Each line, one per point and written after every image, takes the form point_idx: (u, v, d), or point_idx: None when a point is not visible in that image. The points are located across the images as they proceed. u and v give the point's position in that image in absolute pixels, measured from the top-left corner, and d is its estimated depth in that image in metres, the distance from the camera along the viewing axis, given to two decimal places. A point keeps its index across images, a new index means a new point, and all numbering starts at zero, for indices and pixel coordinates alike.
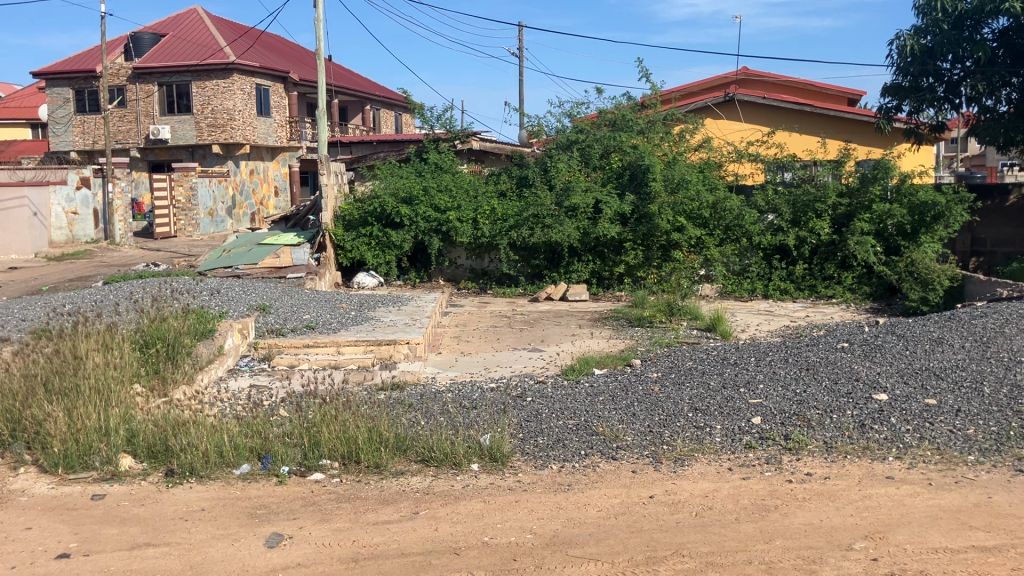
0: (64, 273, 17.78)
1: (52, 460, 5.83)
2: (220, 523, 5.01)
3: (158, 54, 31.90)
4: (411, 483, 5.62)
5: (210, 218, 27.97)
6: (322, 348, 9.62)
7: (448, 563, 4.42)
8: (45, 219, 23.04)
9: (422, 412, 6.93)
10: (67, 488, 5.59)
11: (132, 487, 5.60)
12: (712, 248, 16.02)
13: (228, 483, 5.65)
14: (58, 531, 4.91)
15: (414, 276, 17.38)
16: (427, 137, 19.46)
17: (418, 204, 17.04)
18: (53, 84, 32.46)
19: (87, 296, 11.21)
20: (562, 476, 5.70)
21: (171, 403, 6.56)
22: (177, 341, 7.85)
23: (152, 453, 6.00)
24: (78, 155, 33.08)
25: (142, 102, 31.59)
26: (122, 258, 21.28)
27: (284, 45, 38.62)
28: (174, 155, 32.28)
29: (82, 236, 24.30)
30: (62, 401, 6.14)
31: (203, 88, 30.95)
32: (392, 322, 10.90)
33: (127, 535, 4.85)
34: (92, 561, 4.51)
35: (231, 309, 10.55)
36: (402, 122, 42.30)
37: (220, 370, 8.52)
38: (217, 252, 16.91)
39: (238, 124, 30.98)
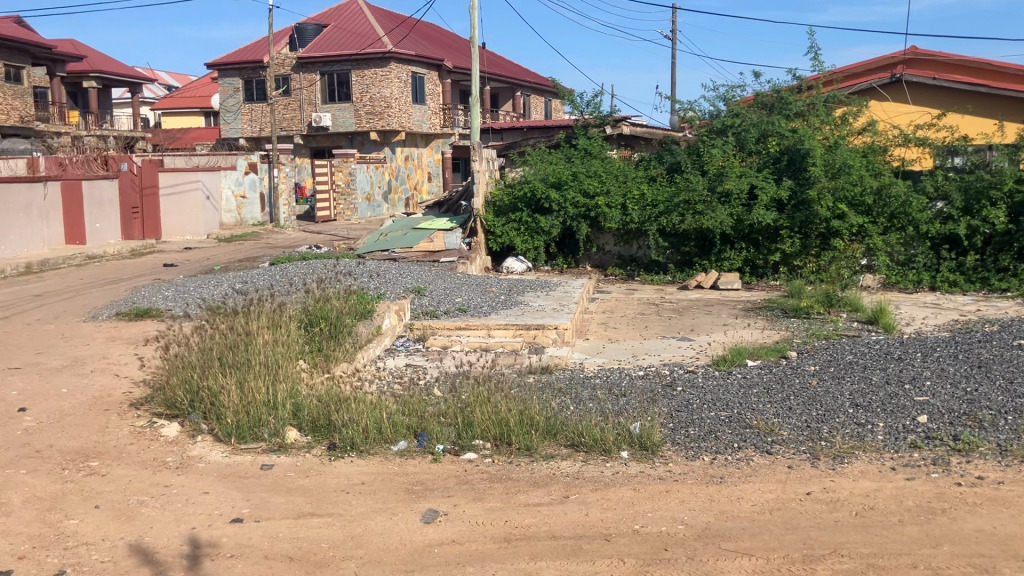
0: (234, 253, 18.86)
1: (227, 430, 6.19)
2: (379, 497, 5.22)
3: (320, 44, 33.19)
4: (562, 467, 5.66)
5: (366, 203, 29.05)
6: (472, 331, 9.80)
7: (599, 549, 4.44)
8: (217, 202, 24.35)
9: (572, 397, 6.97)
10: (239, 457, 5.93)
11: (298, 459, 5.90)
12: (876, 237, 15.37)
13: (387, 458, 5.86)
14: (233, 497, 5.23)
15: (562, 261, 17.42)
16: (577, 122, 19.41)
17: (567, 189, 16.99)
18: (224, 74, 34.37)
19: (257, 276, 11.83)
20: (714, 468, 5.61)
21: (333, 380, 6.81)
22: (339, 320, 8.20)
23: (315, 426, 6.29)
24: (246, 142, 34.85)
25: (305, 90, 33.00)
26: (286, 240, 22.31)
27: (439, 34, 39.42)
28: (334, 142, 33.44)
29: (250, 218, 25.73)
30: (236, 374, 6.47)
31: (363, 76, 32.08)
32: (540, 306, 10.98)
33: (294, 504, 5.12)
34: (263, 527, 4.80)
35: (388, 291, 10.92)
36: (552, 108, 42.48)
37: (377, 349, 8.82)
38: (373, 235, 17.50)
39: (394, 111, 31.88)
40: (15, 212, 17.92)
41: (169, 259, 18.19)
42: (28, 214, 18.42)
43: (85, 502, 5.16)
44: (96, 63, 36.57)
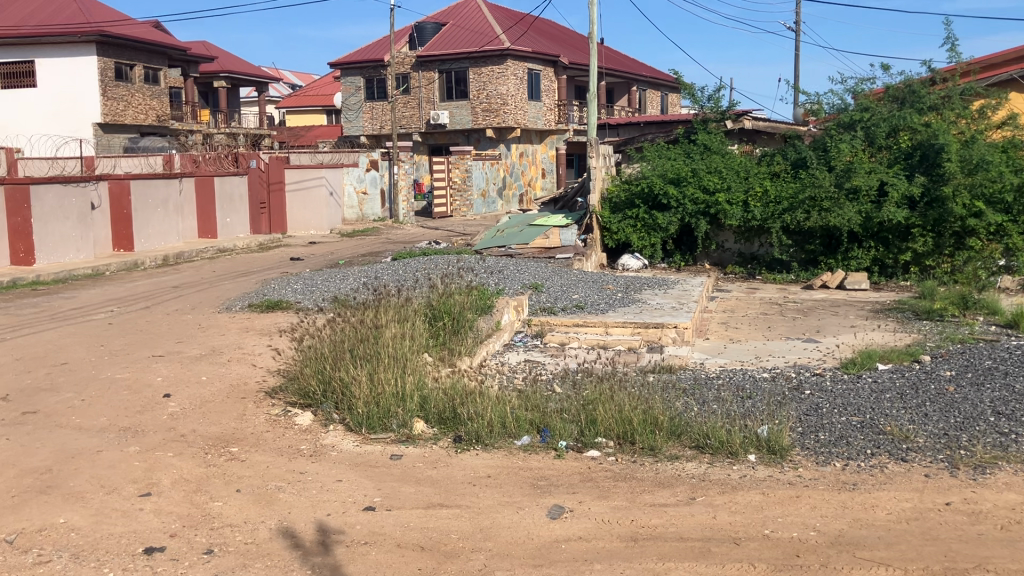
0: (357, 248, 19.39)
1: (357, 420, 6.39)
2: (505, 490, 5.29)
3: (439, 42, 33.71)
4: (687, 468, 5.61)
5: (482, 199, 29.44)
6: (591, 328, 9.80)
7: (729, 552, 4.39)
8: (339, 198, 25.05)
9: (696, 398, 6.88)
10: (369, 446, 6.11)
11: (425, 450, 6.03)
12: (1016, 236, 14.62)
13: (511, 453, 5.93)
14: (365, 485, 5.40)
15: (679, 258, 17.20)
16: (696, 117, 19.13)
17: (686, 185, 16.75)
18: (347, 74, 35.36)
19: (381, 271, 12.14)
20: (846, 475, 5.45)
21: (458, 374, 6.93)
22: (461, 314, 8.34)
23: (441, 419, 6.42)
24: (367, 139, 35.75)
25: (424, 89, 33.61)
26: (406, 235, 22.79)
27: (556, 29, 39.45)
28: (451, 139, 33.95)
29: (371, 214, 26.39)
30: (366, 366, 6.66)
31: (480, 74, 32.45)
32: (659, 305, 10.88)
33: (423, 494, 5.25)
34: (394, 516, 4.94)
35: (507, 287, 11.03)
36: (668, 103, 41.98)
37: (497, 345, 8.92)
38: (491, 231, 17.69)
39: (510, 108, 32.14)
40: (154, 208, 18.94)
41: (296, 253, 18.83)
42: (166, 209, 19.42)
43: (228, 485, 5.44)
44: (227, 64, 38.17)
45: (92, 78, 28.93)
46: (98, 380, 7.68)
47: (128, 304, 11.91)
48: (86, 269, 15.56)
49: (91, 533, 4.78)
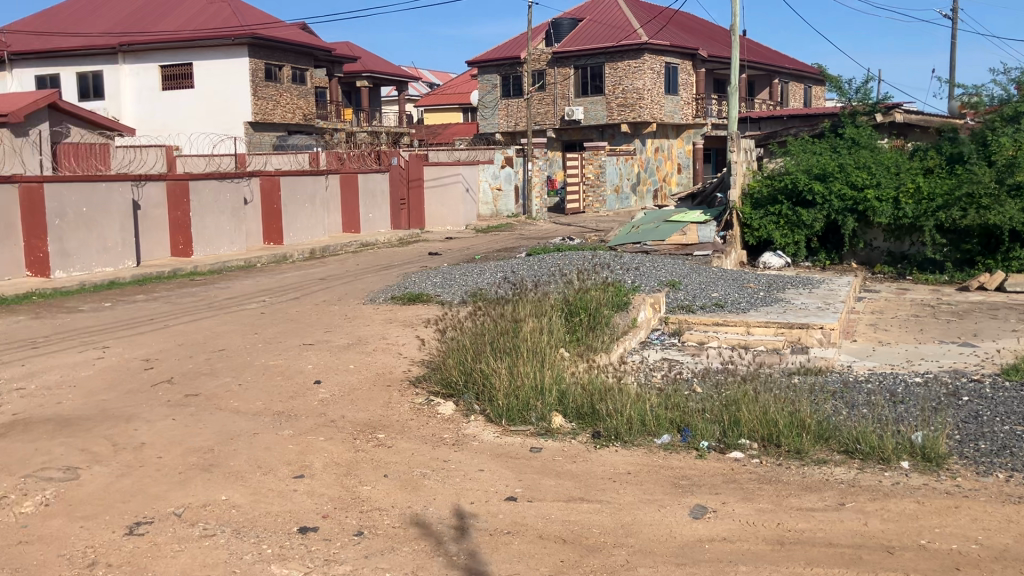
0: (492, 244, 19.63)
1: (498, 412, 6.49)
2: (646, 488, 5.26)
3: (575, 38, 33.72)
4: (836, 473, 5.43)
5: (615, 195, 29.35)
6: (731, 327, 9.61)
7: (882, 561, 4.23)
8: (474, 194, 25.34)
9: (844, 401, 6.65)
10: (510, 438, 6.20)
11: (565, 444, 6.07)
12: None
13: (651, 451, 5.89)
14: (506, 476, 5.49)
15: (823, 257, 16.63)
16: (844, 110, 18.49)
17: (832, 181, 16.18)
18: (484, 71, 35.92)
19: (519, 266, 12.27)
20: (1011, 487, 5.16)
21: (596, 369, 6.93)
22: (599, 310, 8.34)
23: (580, 414, 6.44)
24: (502, 136, 36.17)
25: (560, 85, 33.70)
26: (540, 231, 22.93)
27: (695, 23, 38.79)
28: (586, 135, 33.92)
29: (505, 210, 26.68)
30: (506, 359, 6.74)
31: (616, 69, 32.30)
32: (803, 305, 10.56)
33: (564, 488, 5.29)
34: (536, 507, 5.00)
35: (644, 284, 10.95)
36: (812, 96, 40.63)
37: (634, 342, 8.86)
38: (626, 227, 17.60)
39: (646, 102, 31.88)
40: (301, 203, 19.76)
41: (434, 248, 19.25)
42: (312, 204, 20.21)
43: (376, 470, 5.64)
44: (369, 64, 39.36)
45: (245, 79, 30.39)
46: (253, 366, 8.09)
47: (278, 294, 12.47)
48: (239, 261, 16.39)
49: (250, 510, 5.04)
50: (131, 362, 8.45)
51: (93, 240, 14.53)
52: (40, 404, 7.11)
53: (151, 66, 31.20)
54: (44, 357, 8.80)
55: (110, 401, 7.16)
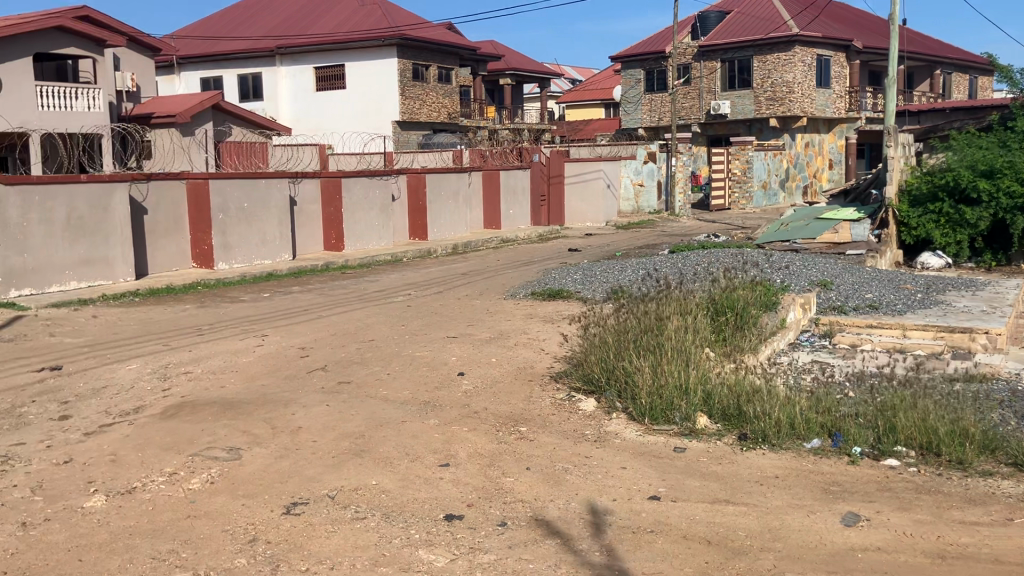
0: (635, 240, 19.48)
1: (640, 410, 6.45)
2: (795, 492, 5.11)
3: (723, 31, 32.99)
4: (1002, 487, 5.11)
5: (762, 191, 28.61)
6: (886, 330, 9.21)
7: None
8: (616, 190, 25.14)
9: (1012, 411, 6.26)
10: (652, 437, 6.15)
11: (709, 445, 5.97)
12: None
13: (799, 455, 5.72)
14: (649, 475, 5.45)
15: (989, 258, 15.64)
16: (1015, 101, 17.44)
17: (1000, 177, 15.20)
18: (628, 66, 35.71)
19: (664, 263, 12.14)
20: None
21: (742, 370, 6.77)
22: (746, 310, 8.14)
23: (726, 415, 6.32)
24: (645, 131, 35.85)
25: (706, 79, 33.08)
26: (684, 228, 22.59)
27: (851, 12, 37.31)
28: (732, 130, 33.19)
29: (646, 207, 26.50)
30: (649, 357, 6.66)
31: (765, 62, 31.47)
32: (967, 308, 9.99)
33: (708, 489, 5.20)
34: (679, 507, 4.95)
35: (793, 283, 10.64)
36: (978, 87, 38.34)
37: (782, 343, 8.61)
38: (774, 225, 17.13)
39: (797, 96, 30.93)
40: (445, 199, 20.20)
41: (576, 244, 19.27)
42: (456, 201, 20.62)
43: (519, 463, 5.71)
44: (513, 61, 39.79)
45: (393, 79, 31.32)
46: (400, 356, 8.34)
47: (424, 288, 12.80)
48: (386, 255, 16.90)
49: (398, 495, 5.21)
50: (288, 350, 8.87)
51: (252, 234, 15.31)
52: (205, 387, 7.57)
53: (306, 68, 32.58)
54: (210, 343, 9.35)
55: (269, 386, 7.54)
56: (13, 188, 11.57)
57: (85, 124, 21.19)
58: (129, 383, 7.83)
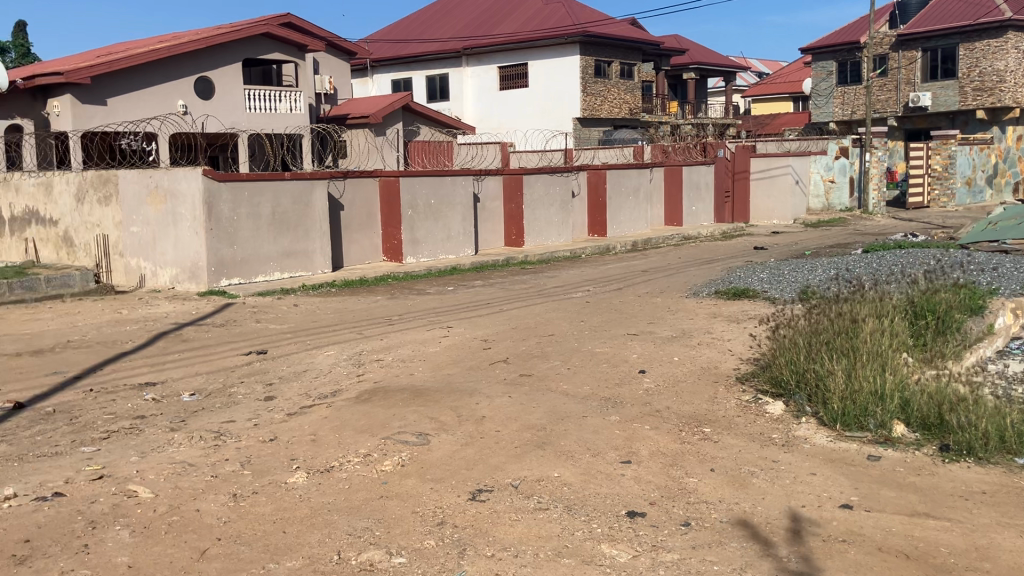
0: (824, 239, 18.70)
1: (831, 415, 6.17)
2: (1006, 510, 4.75)
3: (924, 18, 30.95)
4: None
5: (967, 188, 26.77)
6: None
7: None
8: (804, 186, 24.11)
9: None
10: (844, 444, 5.88)
11: (907, 455, 5.65)
12: None
13: (1010, 471, 5.31)
14: (840, 483, 5.22)
15: None
16: None
17: None
18: (819, 58, 34.31)
19: (857, 263, 11.58)
20: None
21: (946, 377, 6.35)
22: (948, 314, 7.64)
23: (927, 424, 5.95)
24: (837, 126, 34.32)
25: (904, 69, 31.28)
26: (877, 226, 21.48)
27: None
28: (933, 123, 31.21)
29: (837, 204, 25.32)
30: (843, 361, 6.37)
31: (972, 50, 29.38)
32: None
33: (906, 501, 4.93)
34: (874, 519, 4.71)
35: (1002, 286, 9.88)
36: None
37: (989, 350, 8.02)
38: (980, 224, 15.98)
39: (1008, 85, 28.79)
40: (626, 196, 20.12)
41: (761, 242, 18.71)
42: (637, 197, 20.49)
43: (702, 463, 5.61)
44: (697, 55, 39.08)
45: (575, 76, 31.50)
46: (581, 352, 8.38)
47: (604, 284, 12.81)
48: (566, 252, 17.01)
49: (581, 489, 5.24)
50: (472, 342, 9.11)
51: (438, 229, 15.82)
52: (395, 374, 7.90)
53: (491, 68, 33.31)
54: (399, 333, 9.76)
55: (454, 375, 7.78)
56: (225, 185, 12.47)
57: (287, 125, 22.57)
58: (326, 367, 8.30)
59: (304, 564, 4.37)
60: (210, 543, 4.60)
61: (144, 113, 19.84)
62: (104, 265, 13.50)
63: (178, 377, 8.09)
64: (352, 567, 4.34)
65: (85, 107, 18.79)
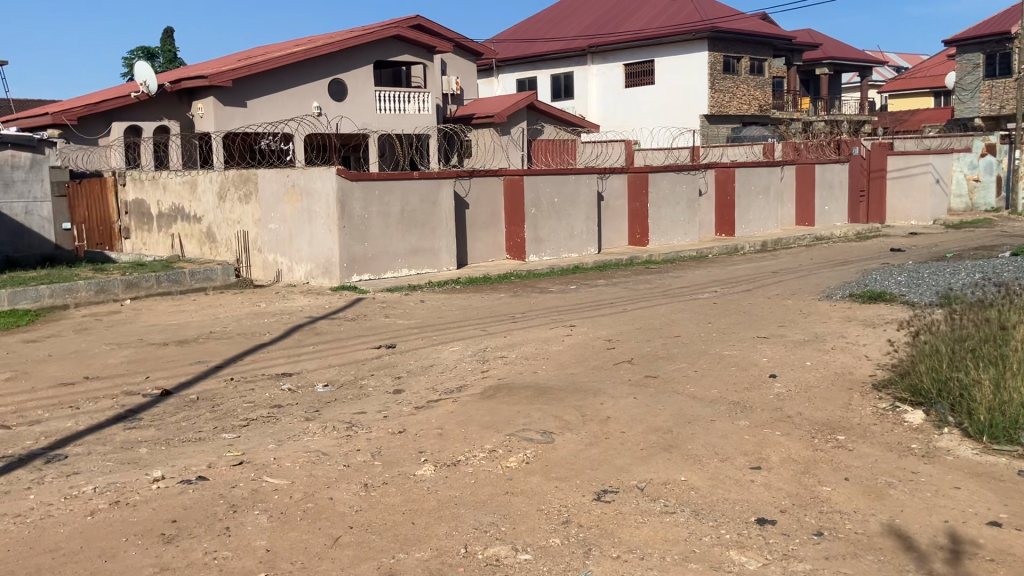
0: (968, 240, 17.78)
1: (977, 427, 5.84)
2: None
3: None
4: None
5: None
6: None
7: None
8: (946, 185, 22.95)
9: None
10: (991, 458, 5.57)
11: None
12: None
13: None
14: (987, 498, 4.95)
15: None
16: None
17: None
18: (964, 50, 32.62)
19: (1005, 267, 10.96)
20: None
21: None
22: None
23: None
24: (982, 121, 32.55)
25: None
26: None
27: None
28: None
29: (982, 204, 24.05)
30: (991, 369, 6.01)
31: None
32: None
33: None
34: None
35: None
36: None
37: None
38: None
39: None
40: (755, 195, 19.65)
41: (898, 244, 17.95)
42: (766, 196, 19.99)
43: (836, 472, 5.42)
44: (831, 50, 37.81)
45: (702, 73, 30.96)
46: (708, 354, 8.22)
47: (732, 285, 12.55)
48: (692, 252, 16.74)
49: (708, 494, 5.14)
50: (596, 341, 9.07)
51: (562, 228, 15.86)
52: (519, 371, 7.95)
53: (616, 65, 33.12)
54: (523, 330, 9.82)
55: (578, 374, 7.77)
56: (357, 184, 12.82)
57: (416, 126, 23.04)
58: (451, 363, 8.43)
59: (432, 555, 4.45)
60: (343, 530, 4.74)
61: (281, 114, 20.64)
62: (244, 260, 14.12)
63: (312, 369, 8.39)
64: (479, 561, 4.39)
65: (227, 110, 19.71)
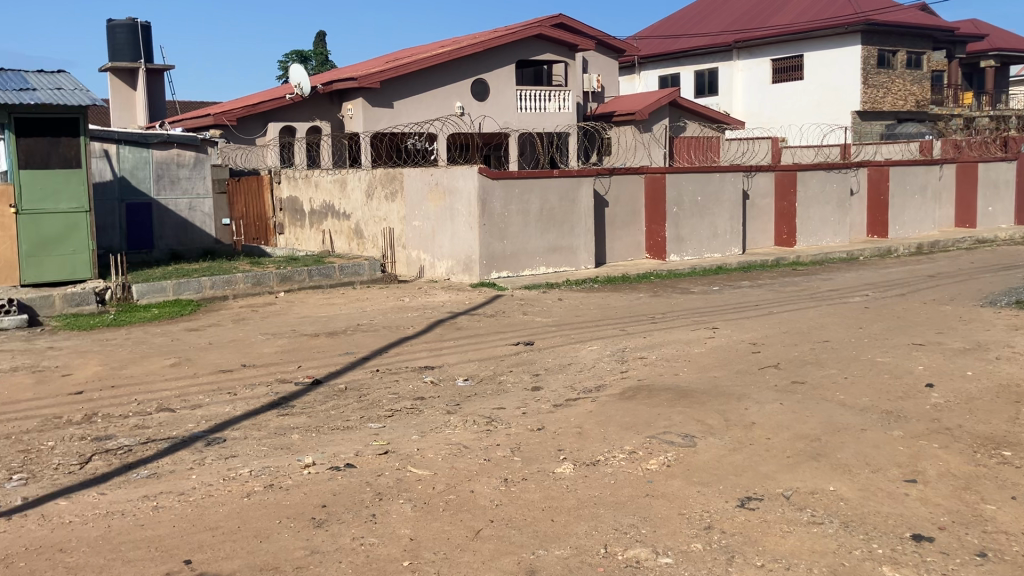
0: None
1: None
2: None
3: None
4: None
5: None
6: None
7: None
8: None
9: None
10: None
11: None
12: None
13: None
14: None
15: None
16: None
17: None
18: None
19: None
20: None
21: None
22: None
23: None
24: None
25: None
26: None
27: None
28: None
29: None
30: None
31: None
32: None
33: None
34: None
35: None
36: None
37: None
38: None
39: None
40: (911, 195, 18.74)
41: None
42: (923, 197, 19.02)
43: (1001, 490, 5.09)
44: (998, 41, 35.54)
45: (854, 67, 29.72)
46: (860, 361, 7.88)
47: (885, 289, 11.99)
48: (841, 254, 16.10)
49: (859, 506, 4.93)
50: (739, 344, 8.86)
51: (704, 227, 15.57)
52: (660, 373, 7.85)
53: (763, 61, 32.24)
54: (663, 331, 9.70)
55: (720, 378, 7.60)
56: (498, 183, 13.00)
57: (557, 124, 23.12)
58: (590, 362, 8.41)
59: (572, 554, 4.46)
60: (483, 523, 4.81)
61: (426, 113, 21.13)
62: (389, 255, 14.54)
63: (453, 363, 8.55)
64: (619, 562, 4.36)
65: (375, 110, 20.35)
